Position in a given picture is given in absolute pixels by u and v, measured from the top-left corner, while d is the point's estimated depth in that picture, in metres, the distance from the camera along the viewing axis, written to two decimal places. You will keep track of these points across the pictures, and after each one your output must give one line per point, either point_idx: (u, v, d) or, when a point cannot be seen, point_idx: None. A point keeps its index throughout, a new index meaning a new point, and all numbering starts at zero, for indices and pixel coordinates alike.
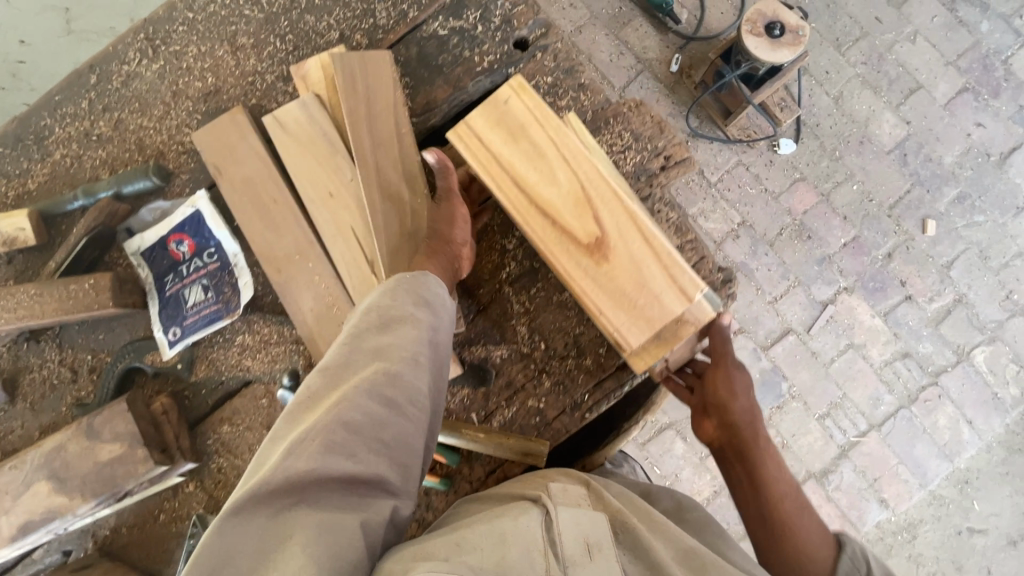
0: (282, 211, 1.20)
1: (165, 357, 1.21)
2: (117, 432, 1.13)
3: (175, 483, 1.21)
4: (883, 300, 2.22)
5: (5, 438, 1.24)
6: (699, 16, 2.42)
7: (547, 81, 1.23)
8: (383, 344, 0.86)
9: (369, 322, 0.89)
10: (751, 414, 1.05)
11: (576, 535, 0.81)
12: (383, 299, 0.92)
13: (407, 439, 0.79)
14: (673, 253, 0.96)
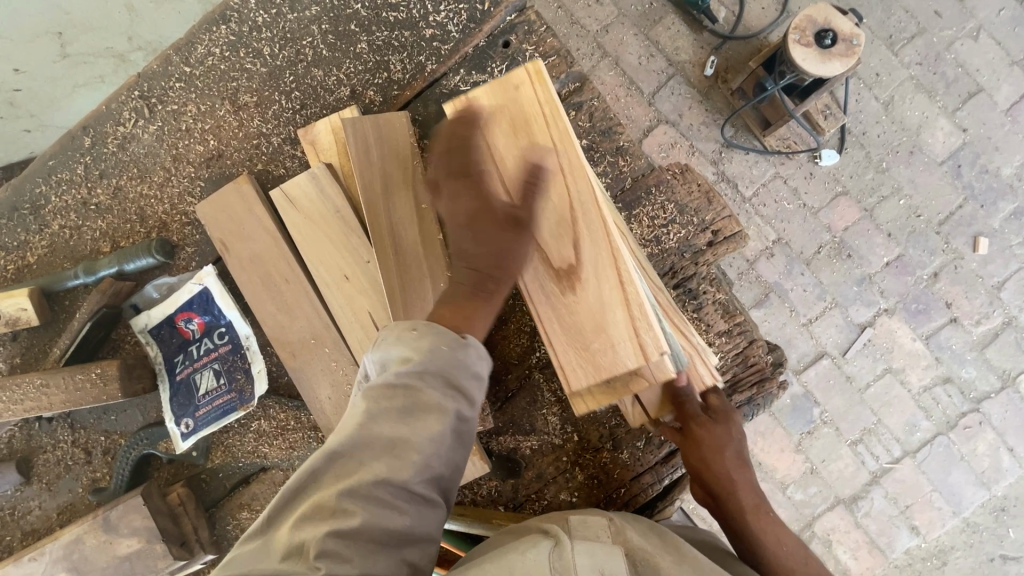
0: (295, 292, 1.11)
1: (178, 448, 1.15)
2: (134, 526, 1.09)
3: (197, 568, 1.17)
4: (925, 322, 2.03)
5: (22, 519, 1.21)
6: (738, 12, 2.09)
7: (582, 143, 1.10)
8: (401, 436, 0.64)
9: (383, 398, 0.67)
10: (729, 474, 0.95)
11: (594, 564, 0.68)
12: (407, 374, 0.67)
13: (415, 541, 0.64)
14: (647, 308, 0.81)
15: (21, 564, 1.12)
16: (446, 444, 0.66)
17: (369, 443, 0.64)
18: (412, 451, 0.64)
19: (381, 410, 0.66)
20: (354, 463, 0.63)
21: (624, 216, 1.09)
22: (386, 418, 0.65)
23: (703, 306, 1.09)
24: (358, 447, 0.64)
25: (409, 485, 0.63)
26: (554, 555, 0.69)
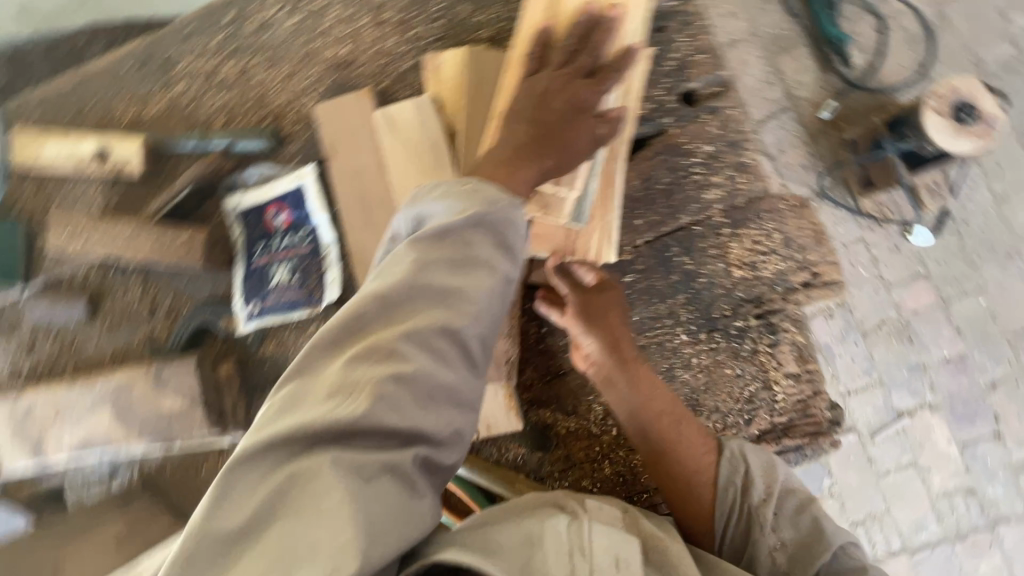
0: (384, 215, 1.13)
1: (240, 329, 1.18)
2: (182, 387, 1.14)
3: (224, 446, 1.21)
4: (967, 429, 1.95)
5: (76, 351, 1.27)
6: (873, 63, 1.97)
7: (707, 149, 1.07)
8: (452, 288, 0.72)
9: (433, 247, 0.72)
10: (610, 326, 0.97)
11: (606, 547, 0.68)
12: (464, 231, 0.73)
13: (453, 390, 0.70)
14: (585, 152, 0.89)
15: (74, 388, 1.19)
16: (490, 301, 0.74)
17: (421, 290, 0.71)
18: (458, 301, 0.72)
19: (434, 261, 0.72)
20: (406, 306, 0.70)
21: (727, 233, 1.07)
22: (437, 269, 0.72)
23: (779, 343, 1.06)
24: (414, 293, 0.70)
25: (459, 330, 0.71)
26: (575, 529, 0.69)
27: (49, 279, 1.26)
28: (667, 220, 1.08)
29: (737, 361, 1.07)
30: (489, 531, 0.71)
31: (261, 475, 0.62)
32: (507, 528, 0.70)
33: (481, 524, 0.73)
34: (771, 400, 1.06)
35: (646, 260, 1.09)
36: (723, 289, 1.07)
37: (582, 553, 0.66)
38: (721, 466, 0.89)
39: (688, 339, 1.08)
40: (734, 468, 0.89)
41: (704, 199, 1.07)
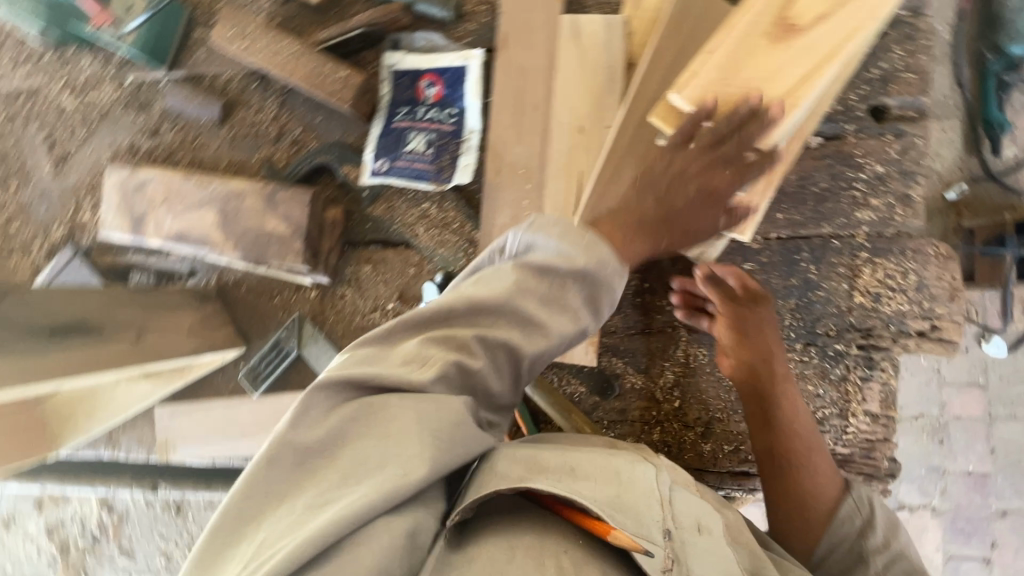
0: (536, 120, 1.11)
1: (361, 181, 1.18)
2: (289, 214, 1.15)
3: (302, 283, 1.24)
4: (961, 544, 1.82)
5: (195, 148, 1.29)
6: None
7: (876, 169, 1.04)
8: (539, 315, 0.67)
9: (533, 278, 0.67)
10: (768, 344, 0.96)
11: (690, 509, 0.70)
12: (563, 274, 0.68)
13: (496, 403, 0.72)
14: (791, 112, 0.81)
15: (188, 181, 1.20)
16: (567, 339, 0.70)
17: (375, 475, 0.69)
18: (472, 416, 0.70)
19: (529, 288, 0.67)
20: (493, 311, 0.67)
21: (863, 257, 1.05)
22: (530, 297, 0.67)
23: (870, 379, 1.05)
24: (503, 307, 0.67)
25: (528, 354, 0.68)
26: (662, 483, 0.71)
27: (192, 71, 1.28)
28: (808, 224, 1.07)
29: (821, 381, 1.06)
30: (563, 458, 0.70)
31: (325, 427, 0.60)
32: (595, 457, 0.70)
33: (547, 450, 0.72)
34: (840, 429, 1.06)
35: (771, 255, 1.08)
36: (836, 309, 1.06)
37: (669, 509, 0.68)
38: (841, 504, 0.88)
39: (782, 345, 1.08)
40: (860, 512, 0.87)
41: (853, 217, 1.05)
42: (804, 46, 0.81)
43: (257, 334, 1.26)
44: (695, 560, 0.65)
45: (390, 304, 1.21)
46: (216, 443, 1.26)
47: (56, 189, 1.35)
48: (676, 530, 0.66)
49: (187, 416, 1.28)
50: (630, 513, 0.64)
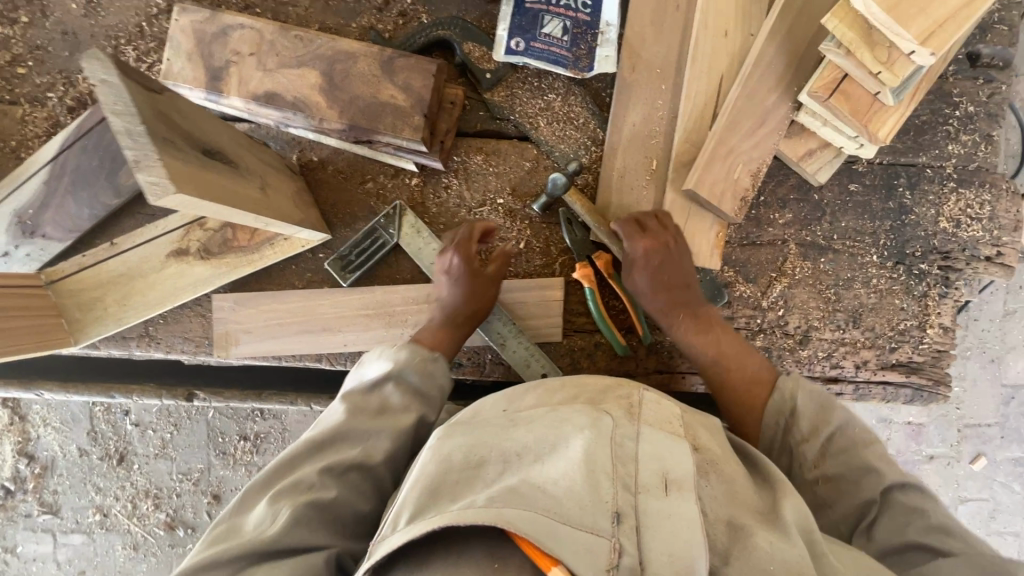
0: (678, 21, 1.10)
1: (489, 61, 1.11)
2: (409, 85, 1.04)
3: (405, 168, 1.14)
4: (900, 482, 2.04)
5: (280, 6, 1.13)
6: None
7: (968, 109, 1.16)
8: (372, 428, 0.85)
9: (361, 398, 0.88)
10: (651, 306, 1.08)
11: (655, 466, 0.67)
12: (373, 391, 0.89)
13: (395, 439, 0.84)
14: (962, 26, 0.87)
15: (285, 34, 1.04)
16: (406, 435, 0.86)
17: (349, 435, 0.83)
18: (368, 443, 0.83)
19: (359, 410, 0.86)
20: (331, 448, 0.82)
21: (950, 187, 1.17)
22: (362, 415, 0.86)
23: (946, 297, 1.17)
24: (342, 436, 0.83)
25: (374, 462, 0.81)
26: (619, 444, 0.68)
27: None
28: (908, 153, 1.17)
29: (906, 297, 1.17)
30: (501, 446, 0.70)
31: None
32: (534, 433, 0.70)
33: (492, 434, 0.71)
34: (918, 339, 1.17)
35: (874, 179, 1.17)
36: (924, 232, 1.17)
37: (627, 473, 0.65)
38: (771, 403, 0.95)
39: (877, 263, 1.17)
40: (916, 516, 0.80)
41: (945, 149, 1.17)
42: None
43: (343, 221, 1.14)
44: (651, 533, 0.62)
45: (500, 199, 1.15)
46: (290, 338, 1.12)
47: (87, 31, 1.12)
48: (637, 498, 0.64)
49: (256, 308, 1.12)
50: (576, 502, 0.61)
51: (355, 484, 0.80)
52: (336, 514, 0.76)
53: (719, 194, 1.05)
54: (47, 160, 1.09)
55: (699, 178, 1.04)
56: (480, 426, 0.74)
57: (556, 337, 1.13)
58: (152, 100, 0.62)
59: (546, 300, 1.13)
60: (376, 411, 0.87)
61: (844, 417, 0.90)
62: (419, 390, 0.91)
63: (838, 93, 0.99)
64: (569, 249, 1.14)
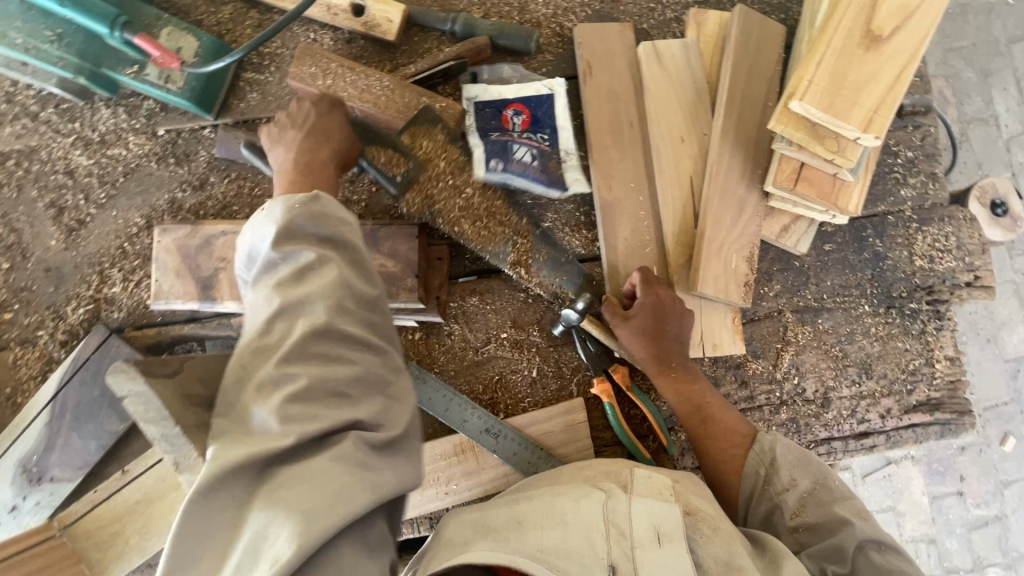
0: (633, 136, 1.17)
1: (392, 166, 1.09)
2: (396, 251, 1.08)
3: (404, 326, 1.15)
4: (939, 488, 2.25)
5: (257, 199, 1.17)
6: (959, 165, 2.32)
7: (907, 154, 1.26)
8: (302, 295, 0.70)
9: (284, 270, 0.72)
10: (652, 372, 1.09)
11: (645, 521, 0.77)
12: (290, 249, 0.73)
13: (335, 297, 0.71)
14: (894, 107, 0.97)
15: None
16: (349, 283, 0.73)
17: (284, 306, 0.69)
18: (305, 306, 0.69)
19: (280, 281, 0.71)
20: (275, 337, 0.68)
21: (914, 226, 1.24)
22: (284, 288, 0.71)
23: (943, 327, 1.22)
24: (275, 318, 0.69)
25: (327, 321, 0.69)
26: (616, 507, 0.79)
27: (244, 116, 1.18)
28: (867, 205, 1.24)
29: (906, 337, 1.21)
30: (509, 510, 0.81)
31: (199, 544, 0.58)
32: (541, 504, 0.80)
33: (499, 508, 0.82)
34: (931, 376, 1.20)
35: (845, 235, 1.23)
36: (903, 273, 1.23)
37: (619, 532, 0.75)
38: (749, 455, 1.01)
39: (871, 311, 1.22)
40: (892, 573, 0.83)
41: (899, 194, 1.25)
42: (887, 55, 0.98)
43: None
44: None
45: (504, 333, 1.17)
46: None
47: (69, 263, 1.14)
48: (634, 552, 0.74)
49: None
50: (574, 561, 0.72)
51: (322, 351, 0.68)
52: (324, 388, 0.66)
53: (724, 287, 1.10)
54: (47, 400, 1.07)
55: (701, 277, 1.09)
56: (490, 503, 0.85)
57: (591, 458, 1.12)
58: (166, 381, 0.65)
59: (571, 424, 1.12)
60: (302, 278, 0.72)
61: (821, 473, 0.97)
62: (356, 240, 0.78)
63: (800, 178, 1.07)
64: (583, 366, 1.16)
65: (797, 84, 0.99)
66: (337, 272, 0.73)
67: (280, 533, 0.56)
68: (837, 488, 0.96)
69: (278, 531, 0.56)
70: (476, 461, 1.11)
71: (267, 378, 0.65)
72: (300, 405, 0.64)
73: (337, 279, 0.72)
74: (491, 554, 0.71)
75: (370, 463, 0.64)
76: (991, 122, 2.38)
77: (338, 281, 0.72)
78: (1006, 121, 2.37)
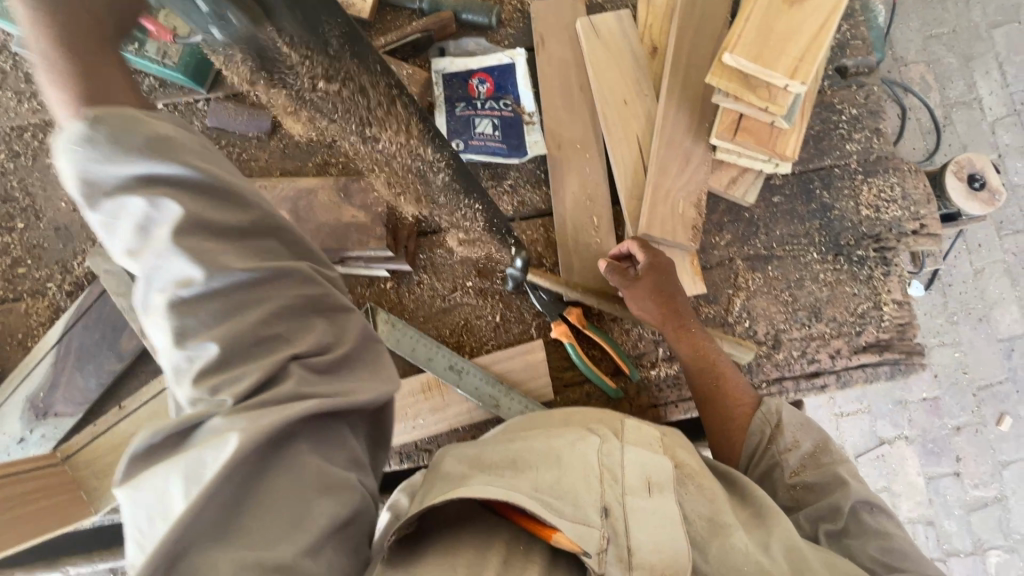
0: (585, 99, 1.27)
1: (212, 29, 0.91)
2: (367, 204, 1.19)
3: (376, 276, 1.25)
4: (932, 463, 2.39)
5: (244, 163, 1.28)
6: (939, 146, 2.37)
7: (852, 112, 1.33)
8: (162, 255, 0.58)
9: (128, 232, 0.59)
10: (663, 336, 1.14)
11: (639, 472, 0.83)
12: (119, 203, 0.58)
13: (205, 246, 0.59)
14: (818, 55, 1.05)
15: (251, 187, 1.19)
16: (217, 219, 0.61)
17: (150, 272, 0.59)
18: (171, 261, 0.58)
19: (128, 242, 0.59)
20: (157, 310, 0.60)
21: (860, 178, 1.31)
22: (138, 255, 0.59)
23: (891, 273, 1.27)
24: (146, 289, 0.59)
25: (205, 274, 0.59)
26: (604, 453, 0.83)
27: (233, 90, 1.30)
28: (814, 160, 1.31)
29: (855, 282, 1.27)
30: (503, 450, 0.81)
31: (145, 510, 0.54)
32: (534, 444, 0.82)
33: (492, 445, 0.84)
34: (879, 319, 1.25)
35: (793, 188, 1.30)
36: (851, 223, 1.29)
37: (613, 477, 0.80)
38: (756, 416, 1.08)
39: (819, 258, 1.28)
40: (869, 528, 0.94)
41: (845, 149, 1.32)
42: (809, 9, 1.07)
43: None
44: (636, 523, 0.77)
45: (469, 281, 1.25)
46: None
47: (77, 223, 1.26)
48: (625, 497, 0.80)
49: None
50: (567, 502, 0.75)
51: (220, 305, 0.60)
52: (242, 341, 0.61)
53: (671, 230, 1.19)
54: (54, 343, 1.19)
55: (648, 221, 1.18)
56: (479, 445, 0.87)
57: (549, 395, 1.20)
58: None
59: (530, 363, 1.20)
60: (154, 233, 0.58)
61: (820, 437, 1.06)
62: (200, 162, 0.61)
63: (740, 129, 1.15)
64: (542, 312, 1.24)
65: (728, 40, 1.08)
66: (191, 215, 0.59)
67: (217, 445, 0.55)
68: (835, 452, 1.05)
69: (214, 444, 0.55)
70: (442, 397, 1.20)
71: (177, 356, 0.59)
72: (219, 371, 0.59)
73: (193, 218, 0.59)
74: (489, 488, 0.72)
75: (315, 385, 0.65)
76: (974, 106, 2.42)
77: (198, 226, 0.59)
78: (989, 104, 2.41)
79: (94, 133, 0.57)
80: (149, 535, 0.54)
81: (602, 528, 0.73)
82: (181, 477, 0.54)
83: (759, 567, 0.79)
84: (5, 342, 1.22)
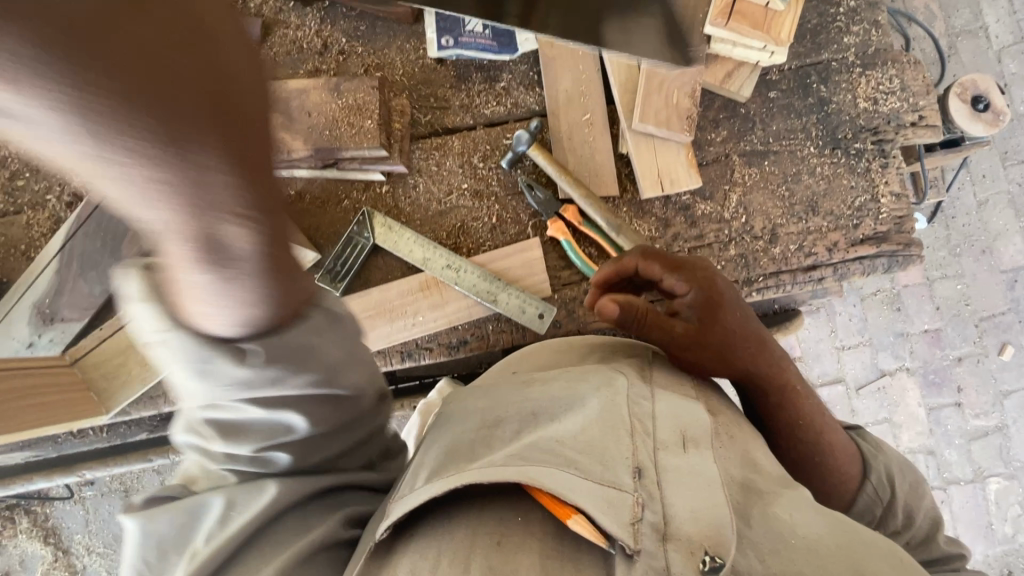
0: None
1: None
2: (358, 101, 1.18)
3: (372, 180, 1.25)
4: (934, 394, 2.36)
5: None
6: (943, 73, 2.31)
7: (850, 5, 1.30)
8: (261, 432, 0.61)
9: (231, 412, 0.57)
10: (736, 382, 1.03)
11: (672, 428, 0.78)
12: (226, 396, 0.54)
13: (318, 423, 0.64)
14: None
15: None
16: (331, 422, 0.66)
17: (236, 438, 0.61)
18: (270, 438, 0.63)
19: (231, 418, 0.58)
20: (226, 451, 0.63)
21: (858, 71, 1.28)
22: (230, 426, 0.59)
23: (889, 166, 1.26)
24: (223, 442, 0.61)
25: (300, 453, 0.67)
26: (631, 403, 0.79)
27: None
28: (811, 54, 1.29)
29: (852, 176, 1.26)
30: (519, 407, 0.81)
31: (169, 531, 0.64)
32: (554, 393, 0.82)
33: (510, 399, 0.83)
34: (876, 211, 1.25)
35: (790, 83, 1.28)
36: (848, 116, 1.27)
37: (644, 431, 0.76)
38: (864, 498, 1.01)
39: (816, 153, 1.27)
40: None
41: (842, 43, 1.29)
42: None
43: (329, 242, 1.23)
44: (670, 484, 0.70)
45: (465, 183, 1.25)
46: None
47: None
48: (657, 454, 0.74)
49: None
50: (592, 464, 0.70)
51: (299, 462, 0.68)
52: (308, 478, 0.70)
53: (665, 119, 1.18)
54: (57, 251, 1.20)
55: (642, 111, 1.18)
56: (498, 392, 0.86)
57: (547, 291, 1.21)
58: None
59: (528, 261, 1.21)
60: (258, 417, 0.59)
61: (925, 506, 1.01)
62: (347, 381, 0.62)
63: (736, 13, 1.14)
64: (537, 212, 1.24)
65: None
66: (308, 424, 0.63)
67: (254, 491, 0.66)
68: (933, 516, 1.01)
69: (253, 488, 0.66)
70: (440, 296, 1.21)
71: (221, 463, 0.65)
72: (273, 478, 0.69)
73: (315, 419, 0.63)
74: (494, 472, 0.67)
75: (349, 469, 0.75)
76: (980, 34, 2.36)
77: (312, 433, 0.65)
78: (995, 32, 2.35)
79: (267, 381, 0.54)
80: (165, 564, 0.64)
81: (632, 493, 0.68)
82: (218, 507, 0.65)
83: (806, 540, 0.70)
84: (10, 253, 1.24)
